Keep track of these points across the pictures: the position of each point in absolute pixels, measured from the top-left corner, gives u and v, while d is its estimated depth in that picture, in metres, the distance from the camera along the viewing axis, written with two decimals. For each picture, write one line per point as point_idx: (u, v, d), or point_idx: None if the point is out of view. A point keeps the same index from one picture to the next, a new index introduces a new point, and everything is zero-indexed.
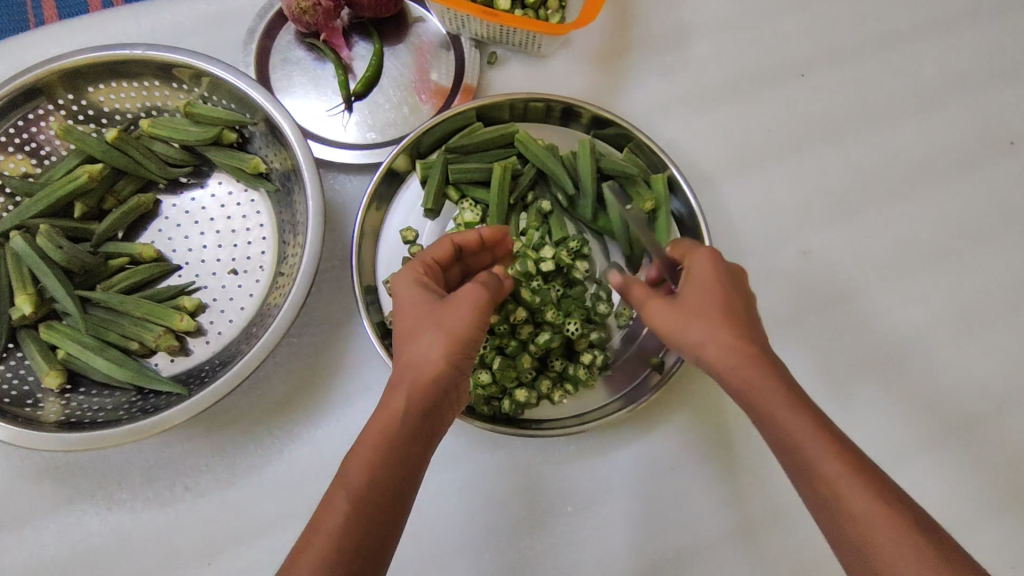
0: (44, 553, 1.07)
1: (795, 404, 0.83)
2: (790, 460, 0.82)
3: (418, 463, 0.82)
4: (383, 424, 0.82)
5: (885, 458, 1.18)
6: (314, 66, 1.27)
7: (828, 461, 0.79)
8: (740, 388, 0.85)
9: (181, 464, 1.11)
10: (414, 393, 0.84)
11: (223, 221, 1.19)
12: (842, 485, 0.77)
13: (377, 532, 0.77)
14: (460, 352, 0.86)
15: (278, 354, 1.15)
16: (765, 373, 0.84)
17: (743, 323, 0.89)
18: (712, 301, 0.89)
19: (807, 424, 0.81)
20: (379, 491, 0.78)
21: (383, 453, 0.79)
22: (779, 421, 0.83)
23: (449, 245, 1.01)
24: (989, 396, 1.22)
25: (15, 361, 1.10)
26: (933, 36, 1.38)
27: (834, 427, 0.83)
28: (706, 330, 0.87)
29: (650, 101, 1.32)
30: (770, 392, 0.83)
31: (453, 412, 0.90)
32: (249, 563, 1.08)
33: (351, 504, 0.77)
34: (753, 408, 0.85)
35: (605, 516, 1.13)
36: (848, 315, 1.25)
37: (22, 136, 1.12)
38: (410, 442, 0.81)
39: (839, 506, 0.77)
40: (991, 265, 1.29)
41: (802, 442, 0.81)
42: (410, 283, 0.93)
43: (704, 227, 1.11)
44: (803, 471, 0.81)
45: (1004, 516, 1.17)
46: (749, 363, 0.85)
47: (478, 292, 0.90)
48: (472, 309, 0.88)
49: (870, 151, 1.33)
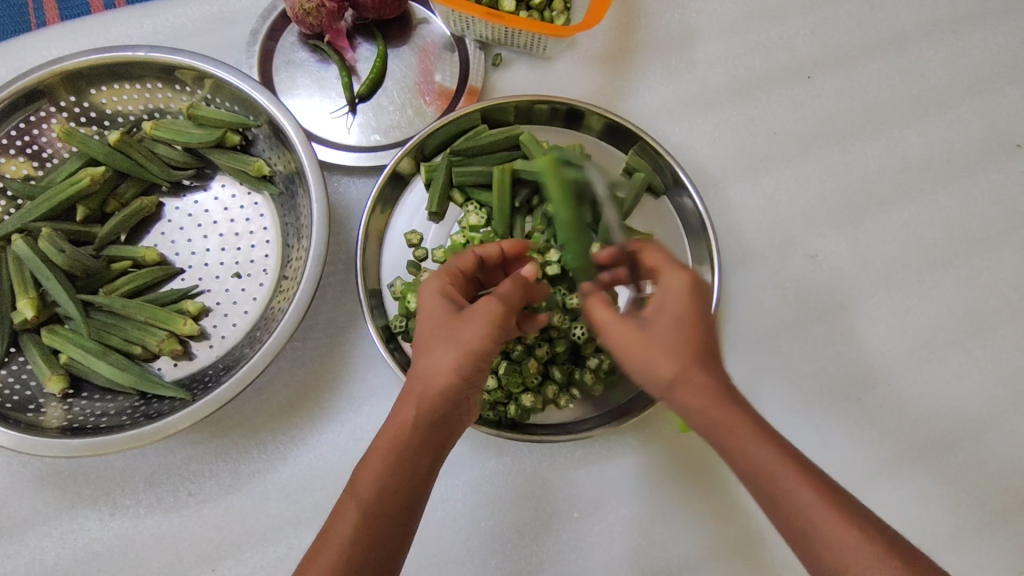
0: (47, 559, 1.06)
1: (766, 438, 0.85)
2: (763, 495, 0.84)
3: (426, 476, 0.83)
4: (392, 436, 0.82)
5: (890, 463, 1.18)
6: (317, 68, 1.26)
7: (796, 490, 0.82)
8: (700, 422, 0.87)
9: (184, 469, 1.10)
10: (423, 405, 0.83)
11: (226, 224, 1.18)
12: (804, 509, 0.81)
13: (389, 541, 0.79)
14: (472, 368, 0.84)
15: (282, 358, 1.14)
16: (736, 411, 0.86)
17: (711, 358, 0.88)
18: (683, 334, 0.87)
19: (773, 454, 0.84)
20: (389, 502, 0.80)
21: (394, 465, 0.81)
22: (744, 454, 0.85)
23: (472, 258, 0.99)
24: (995, 400, 1.22)
25: (17, 365, 1.09)
26: (939, 37, 1.37)
27: (800, 456, 0.86)
28: (677, 370, 0.86)
29: (656, 102, 1.31)
30: (739, 428, 0.85)
31: (463, 422, 0.90)
32: (254, 569, 1.07)
33: (361, 513, 0.79)
34: (725, 444, 0.87)
35: (611, 522, 1.12)
36: (854, 319, 1.24)
37: (24, 138, 1.11)
38: (420, 454, 0.82)
39: (813, 538, 0.80)
40: (998, 268, 1.28)
41: (773, 477, 0.83)
42: (435, 294, 0.90)
43: (710, 229, 1.13)
44: (777, 505, 0.83)
45: (1010, 522, 1.16)
46: (721, 403, 0.86)
47: (496, 306, 0.86)
48: (487, 323, 0.84)
49: (876, 153, 1.32)
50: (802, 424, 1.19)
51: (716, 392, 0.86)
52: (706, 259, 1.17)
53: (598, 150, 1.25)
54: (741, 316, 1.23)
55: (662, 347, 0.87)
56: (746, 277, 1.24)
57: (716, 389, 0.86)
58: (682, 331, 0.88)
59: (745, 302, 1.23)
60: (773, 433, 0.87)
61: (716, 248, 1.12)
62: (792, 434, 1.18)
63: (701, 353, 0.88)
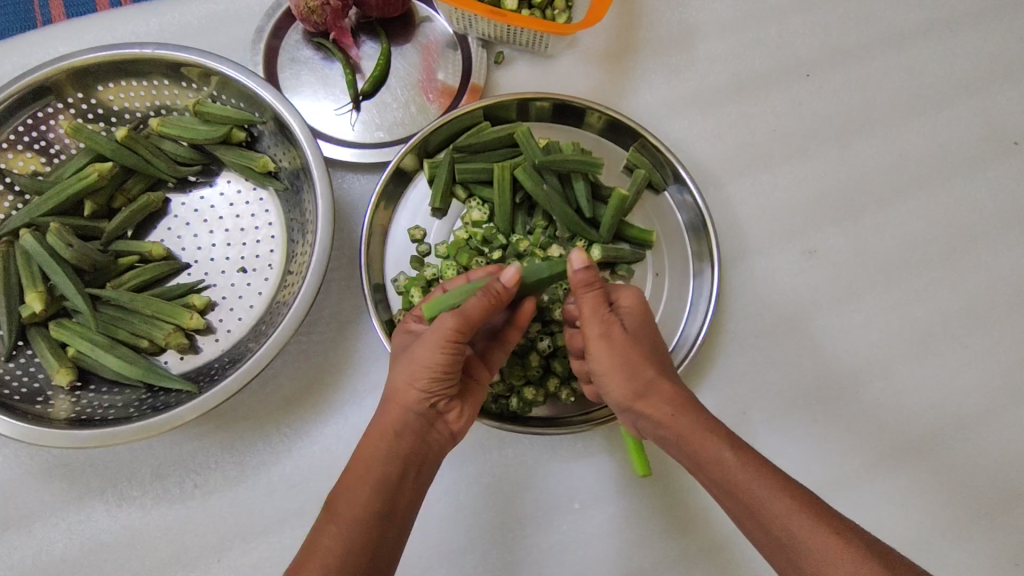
0: (54, 550, 1.08)
1: (737, 450, 0.89)
2: (738, 505, 0.87)
3: (397, 486, 0.85)
4: (364, 455, 0.86)
5: (884, 457, 1.20)
6: (322, 66, 1.27)
7: (774, 497, 0.84)
8: (677, 436, 0.91)
9: (190, 462, 1.11)
10: (384, 422, 0.89)
11: (232, 219, 1.20)
12: (781, 517, 0.83)
13: (366, 549, 0.80)
14: (427, 381, 0.89)
15: (287, 351, 1.15)
16: (702, 422, 0.91)
17: (666, 368, 0.96)
18: (646, 345, 0.95)
19: (749, 464, 0.87)
20: (363, 510, 0.82)
21: (360, 478, 0.84)
22: (722, 463, 0.88)
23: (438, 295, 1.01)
24: (991, 396, 1.23)
25: (25, 358, 1.11)
26: (937, 36, 1.39)
27: (776, 468, 0.89)
28: (649, 379, 0.93)
29: (657, 101, 1.33)
30: (709, 436, 0.89)
31: (439, 439, 0.93)
32: (260, 560, 1.08)
33: (338, 525, 0.80)
34: (695, 456, 0.90)
35: (611, 514, 1.14)
36: (851, 314, 1.26)
37: (32, 135, 1.13)
38: (387, 466, 0.86)
39: (791, 544, 0.82)
40: (995, 265, 1.30)
41: (748, 486, 0.86)
42: (402, 331, 0.99)
43: (710, 221, 1.15)
44: (754, 514, 0.85)
45: (1005, 516, 1.18)
46: (686, 413, 0.92)
47: (450, 320, 0.88)
48: (439, 338, 0.88)
49: (875, 151, 1.33)
50: (800, 418, 1.20)
51: (679, 401, 0.92)
52: (706, 255, 1.18)
53: (599, 146, 1.27)
54: (741, 311, 1.24)
55: (640, 359, 0.93)
56: (745, 274, 1.26)
57: (679, 399, 0.92)
58: (645, 343, 0.95)
59: (743, 299, 1.25)
60: (740, 442, 0.91)
61: (715, 243, 1.15)
62: (787, 429, 1.20)
63: (662, 366, 0.95)
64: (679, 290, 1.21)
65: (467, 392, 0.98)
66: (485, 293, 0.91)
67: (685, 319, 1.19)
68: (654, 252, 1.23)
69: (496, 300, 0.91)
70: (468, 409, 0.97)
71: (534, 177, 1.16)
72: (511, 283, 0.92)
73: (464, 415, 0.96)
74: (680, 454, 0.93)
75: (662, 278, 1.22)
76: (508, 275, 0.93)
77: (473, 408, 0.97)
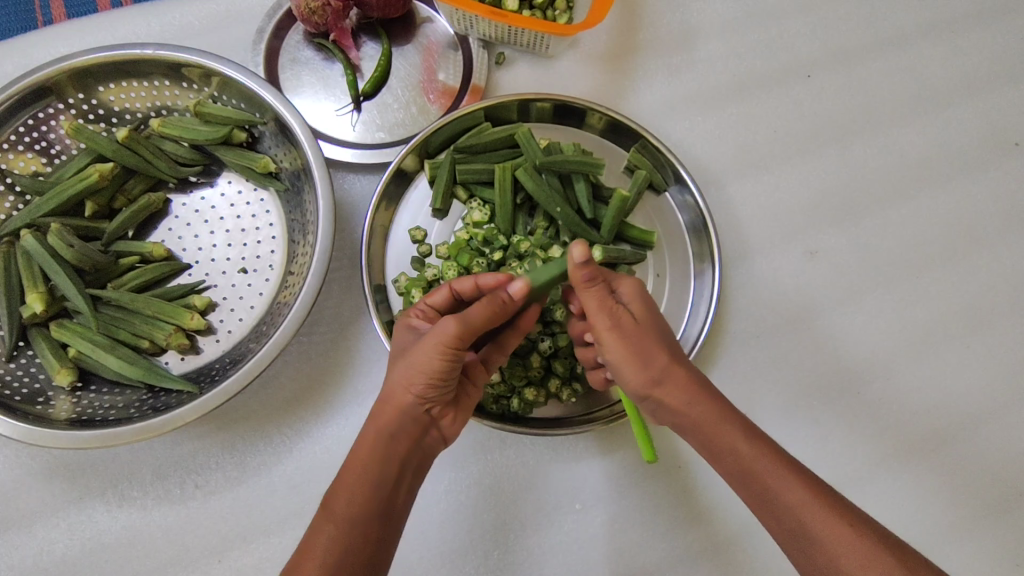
0: (55, 551, 1.08)
1: (751, 439, 0.89)
2: (752, 494, 0.88)
3: (393, 488, 0.86)
4: (361, 455, 0.86)
5: (886, 457, 1.20)
6: (323, 66, 1.27)
7: (787, 488, 0.85)
8: (692, 421, 0.90)
9: (190, 462, 1.11)
10: (380, 423, 0.88)
11: (233, 220, 1.20)
12: (796, 507, 0.84)
13: (364, 550, 0.81)
14: (425, 386, 0.88)
15: (288, 352, 1.15)
16: (716, 410, 0.90)
17: (679, 353, 0.93)
18: (656, 334, 0.91)
19: (765, 455, 0.88)
20: (361, 509, 0.82)
21: (358, 479, 0.84)
22: (738, 451, 0.88)
23: (445, 293, 0.99)
24: (992, 396, 1.23)
25: (26, 358, 1.11)
26: (938, 36, 1.39)
27: (789, 456, 0.89)
28: (663, 367, 0.90)
29: (658, 102, 1.33)
30: (725, 425, 0.89)
31: (431, 443, 0.94)
32: (261, 560, 1.09)
33: (337, 525, 0.81)
34: (710, 445, 0.90)
35: (611, 515, 1.14)
36: (852, 316, 1.26)
37: (32, 136, 1.13)
38: (384, 467, 0.86)
39: (804, 535, 0.83)
40: (997, 265, 1.29)
41: (764, 477, 0.86)
42: (404, 329, 0.97)
43: (710, 222, 1.15)
44: (768, 504, 0.86)
45: (1007, 516, 1.18)
46: (702, 400, 0.90)
47: (450, 326, 0.86)
48: (437, 344, 0.86)
49: (875, 151, 1.33)
50: (801, 418, 1.20)
51: (693, 388, 0.91)
52: (706, 255, 1.19)
53: (600, 147, 1.27)
54: (741, 312, 1.24)
55: (650, 347, 0.89)
56: (746, 275, 1.26)
57: (693, 385, 0.91)
58: (655, 330, 0.92)
59: (744, 300, 1.25)
60: (755, 431, 0.90)
61: (716, 245, 1.14)
62: (788, 431, 1.20)
63: (675, 352, 0.92)
64: (680, 291, 1.21)
65: (461, 396, 0.98)
66: (487, 300, 0.88)
67: (685, 320, 1.19)
68: (655, 252, 1.23)
69: (497, 313, 0.89)
70: (460, 415, 0.97)
71: (534, 178, 1.16)
72: (518, 296, 0.90)
73: (457, 420, 0.96)
74: (695, 441, 0.92)
75: (662, 278, 1.22)
76: (515, 288, 0.90)
77: (465, 413, 0.98)
